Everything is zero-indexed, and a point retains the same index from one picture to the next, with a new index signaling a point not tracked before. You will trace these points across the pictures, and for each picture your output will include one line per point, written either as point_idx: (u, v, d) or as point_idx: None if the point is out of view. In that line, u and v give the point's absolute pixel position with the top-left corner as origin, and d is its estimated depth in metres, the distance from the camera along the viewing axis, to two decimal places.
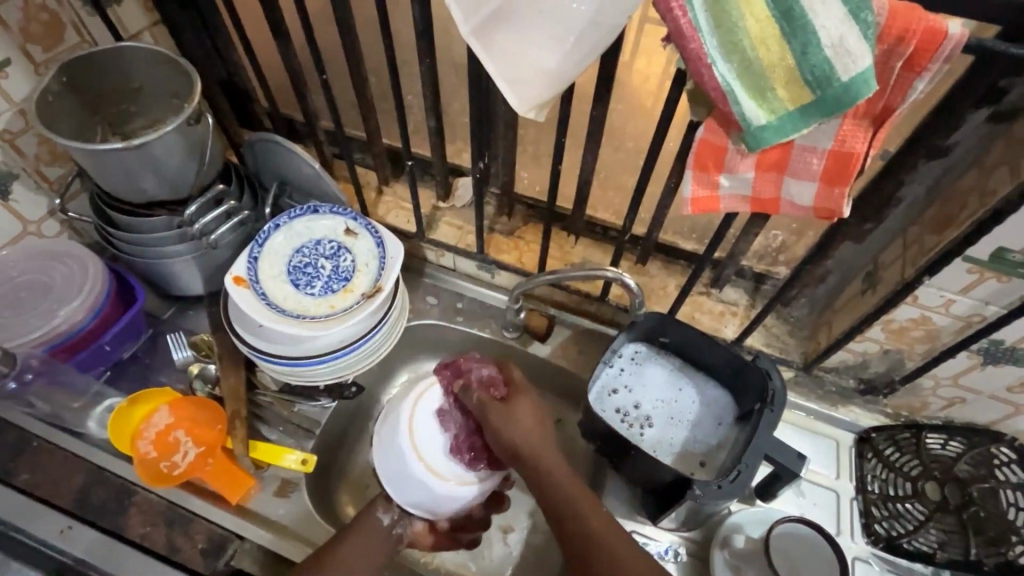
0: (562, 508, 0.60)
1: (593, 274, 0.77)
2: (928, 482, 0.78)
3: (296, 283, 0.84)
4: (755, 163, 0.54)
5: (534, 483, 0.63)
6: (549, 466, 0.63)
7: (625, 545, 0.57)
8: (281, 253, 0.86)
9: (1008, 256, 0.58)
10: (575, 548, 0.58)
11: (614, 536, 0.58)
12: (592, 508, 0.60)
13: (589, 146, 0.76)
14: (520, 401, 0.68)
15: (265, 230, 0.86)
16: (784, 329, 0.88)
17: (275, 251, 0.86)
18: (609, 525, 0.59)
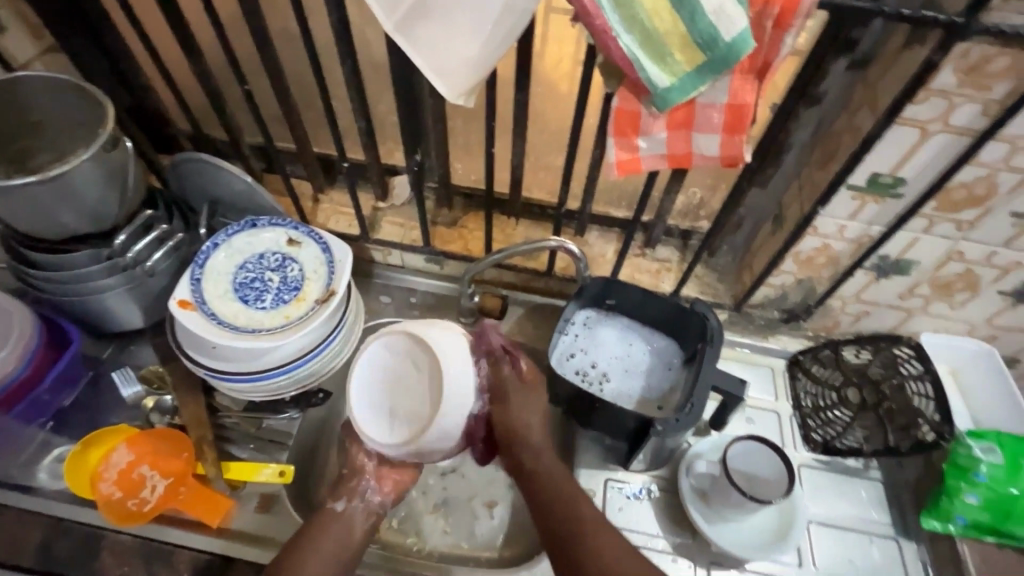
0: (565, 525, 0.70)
1: (540, 246, 0.81)
2: (849, 389, 0.89)
3: (245, 299, 0.83)
4: (665, 124, 0.61)
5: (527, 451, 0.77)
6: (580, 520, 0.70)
7: (339, 554, 0.70)
8: (225, 271, 0.85)
9: (881, 180, 0.68)
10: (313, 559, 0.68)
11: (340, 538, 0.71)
12: (331, 553, 0.69)
13: (517, 128, 0.81)
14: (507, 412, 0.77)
15: (203, 250, 0.85)
16: (714, 277, 0.97)
17: (218, 270, 0.85)
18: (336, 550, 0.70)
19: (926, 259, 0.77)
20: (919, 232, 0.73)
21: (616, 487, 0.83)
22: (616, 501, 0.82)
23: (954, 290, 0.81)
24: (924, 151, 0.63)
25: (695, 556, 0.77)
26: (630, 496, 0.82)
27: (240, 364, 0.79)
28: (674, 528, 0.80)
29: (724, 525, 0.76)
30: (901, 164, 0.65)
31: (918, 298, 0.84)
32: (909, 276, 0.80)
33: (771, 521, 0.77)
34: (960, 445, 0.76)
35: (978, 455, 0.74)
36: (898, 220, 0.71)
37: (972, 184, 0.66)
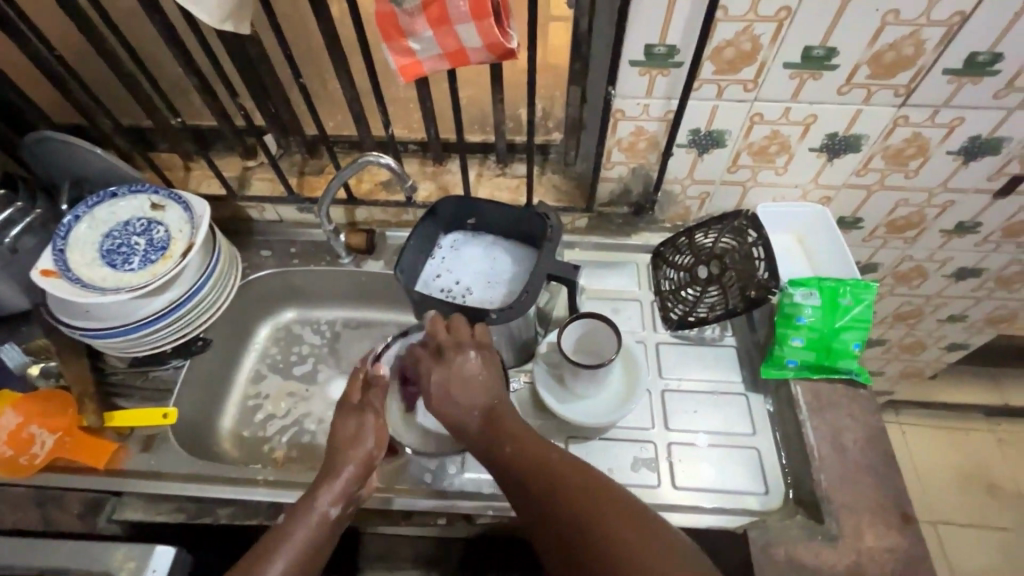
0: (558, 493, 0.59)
1: (361, 163, 0.84)
2: (700, 267, 0.94)
3: (112, 263, 0.88)
4: (426, 22, 0.64)
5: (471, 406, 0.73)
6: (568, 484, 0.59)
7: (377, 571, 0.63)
8: (91, 241, 0.89)
9: (656, 50, 0.71)
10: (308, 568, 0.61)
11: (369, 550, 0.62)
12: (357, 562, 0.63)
13: (337, 61, 0.85)
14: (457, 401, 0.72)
15: (65, 223, 0.89)
16: (570, 184, 1.02)
17: (83, 241, 0.89)
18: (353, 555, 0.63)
19: (733, 127, 0.81)
20: (714, 99, 0.77)
21: None
22: None
23: (771, 154, 0.85)
24: (678, 12, 0.67)
25: (554, 432, 0.83)
26: None
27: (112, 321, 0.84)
28: (533, 412, 0.85)
29: (575, 400, 0.82)
30: (666, 30, 0.69)
31: (745, 169, 0.88)
32: (727, 147, 0.85)
33: (619, 387, 0.84)
34: (785, 296, 0.82)
35: (799, 301, 0.80)
36: (686, 90, 0.75)
37: (736, 40, 0.70)
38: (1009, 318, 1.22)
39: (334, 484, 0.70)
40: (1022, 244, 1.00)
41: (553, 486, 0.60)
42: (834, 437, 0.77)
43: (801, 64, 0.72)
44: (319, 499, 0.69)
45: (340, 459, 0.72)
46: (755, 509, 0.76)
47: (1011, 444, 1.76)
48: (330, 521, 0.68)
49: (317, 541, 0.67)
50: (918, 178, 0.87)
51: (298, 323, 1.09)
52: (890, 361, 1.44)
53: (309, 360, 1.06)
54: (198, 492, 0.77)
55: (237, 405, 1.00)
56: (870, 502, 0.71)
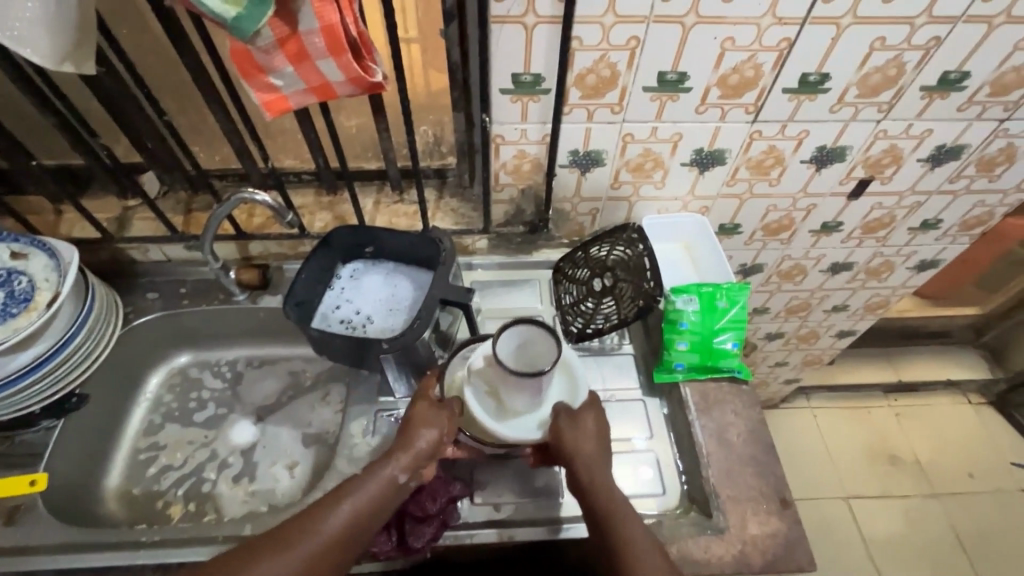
0: (605, 523, 0.67)
1: (234, 200, 0.82)
2: (596, 279, 0.98)
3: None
4: (283, 58, 0.63)
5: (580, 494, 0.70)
6: (626, 526, 0.66)
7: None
8: None
9: (522, 79, 0.74)
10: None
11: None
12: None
13: (208, 96, 0.82)
14: (585, 423, 0.73)
15: None
16: (469, 207, 1.04)
17: None
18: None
19: (608, 147, 0.86)
20: (585, 122, 0.81)
21: (386, 415, 0.89)
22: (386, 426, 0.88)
23: (648, 170, 0.90)
24: (536, 43, 0.70)
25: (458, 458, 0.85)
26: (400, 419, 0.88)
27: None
28: None
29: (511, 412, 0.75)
30: (529, 60, 0.72)
31: (626, 185, 0.93)
32: (606, 166, 0.89)
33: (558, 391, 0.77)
34: (668, 303, 0.87)
35: (680, 307, 0.85)
36: (556, 115, 0.78)
37: (595, 68, 0.74)
38: (884, 304, 1.35)
39: (408, 453, 0.69)
40: (881, 238, 1.11)
41: (599, 517, 0.67)
42: (719, 433, 0.81)
43: (658, 87, 0.77)
44: (391, 464, 0.68)
45: (417, 430, 0.71)
46: (653, 512, 0.79)
47: (908, 417, 1.92)
48: (391, 492, 0.67)
49: (377, 509, 0.65)
50: (782, 185, 0.95)
51: (196, 366, 1.04)
52: (791, 351, 1.54)
53: (210, 405, 1.01)
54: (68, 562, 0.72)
55: (125, 460, 0.93)
56: (753, 492, 0.76)
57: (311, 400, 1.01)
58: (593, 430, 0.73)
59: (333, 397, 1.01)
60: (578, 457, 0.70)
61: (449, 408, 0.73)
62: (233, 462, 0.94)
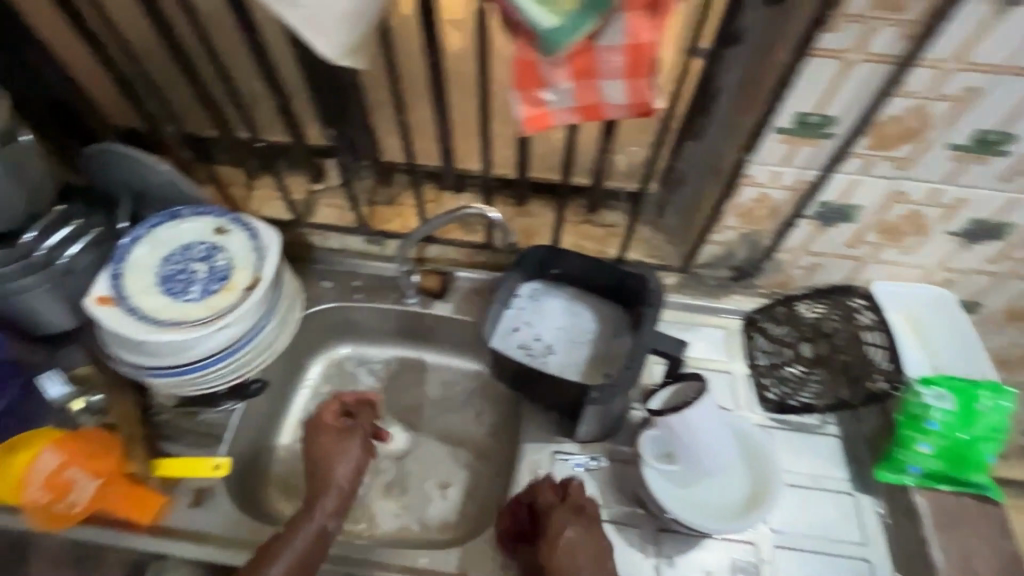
0: None
1: (456, 215, 0.80)
2: (804, 344, 0.87)
3: (171, 293, 0.79)
4: (568, 73, 0.57)
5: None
6: None
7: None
8: (150, 264, 0.82)
9: (809, 119, 0.64)
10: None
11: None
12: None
13: (437, 93, 0.77)
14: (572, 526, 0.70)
15: (123, 245, 0.82)
16: (663, 239, 0.94)
17: (141, 265, 0.81)
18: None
19: (869, 203, 0.73)
20: (855, 174, 0.70)
21: (562, 458, 0.81)
22: (562, 471, 0.80)
23: (901, 233, 0.78)
24: (848, 82, 0.59)
25: (643, 526, 0.75)
26: (577, 466, 0.80)
27: (169, 359, 0.76)
28: (619, 497, 0.78)
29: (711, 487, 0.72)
30: (827, 99, 0.62)
31: (867, 245, 0.80)
32: (854, 222, 0.77)
33: (743, 480, 0.72)
34: (911, 394, 0.73)
35: (929, 402, 0.72)
36: (831, 163, 0.67)
37: (902, 117, 0.62)
38: None
39: (333, 495, 0.76)
40: None
41: None
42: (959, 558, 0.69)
43: (969, 147, 0.64)
44: (318, 512, 0.74)
45: (331, 466, 0.78)
46: None
47: None
48: (322, 533, 0.73)
49: (309, 558, 0.71)
50: None
51: (352, 360, 1.01)
52: None
53: None
54: (219, 556, 0.71)
55: (285, 448, 0.92)
56: None
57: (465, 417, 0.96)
58: (585, 549, 0.69)
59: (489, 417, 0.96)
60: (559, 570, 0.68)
61: (354, 439, 0.79)
62: (385, 470, 0.91)
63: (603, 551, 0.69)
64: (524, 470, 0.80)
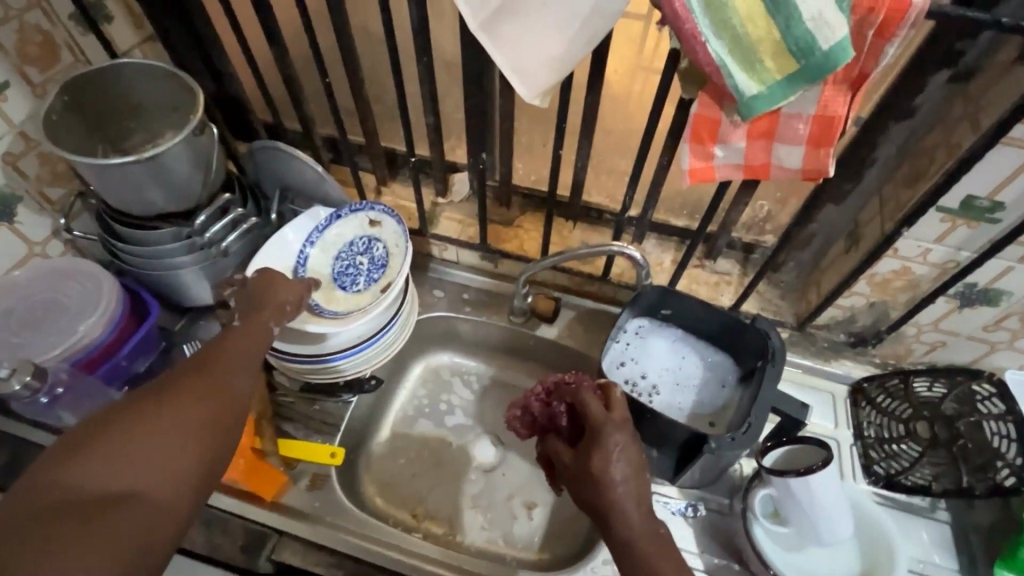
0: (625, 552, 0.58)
1: (603, 251, 0.81)
2: (919, 422, 0.84)
3: (344, 286, 0.87)
4: (746, 133, 0.58)
5: (618, 541, 0.58)
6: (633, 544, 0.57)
7: (147, 525, 0.47)
8: (324, 266, 0.88)
9: (976, 203, 0.63)
10: (191, 390, 0.56)
11: (179, 407, 0.54)
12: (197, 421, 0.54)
13: (585, 130, 0.80)
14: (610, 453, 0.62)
15: (300, 250, 0.87)
16: (776, 293, 0.94)
17: (316, 268, 0.87)
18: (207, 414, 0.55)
19: (1020, 292, 0.71)
20: (1014, 262, 0.67)
21: (661, 500, 0.82)
22: (660, 513, 0.81)
23: None
24: None
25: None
26: (676, 512, 0.81)
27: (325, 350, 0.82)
28: (716, 549, 0.79)
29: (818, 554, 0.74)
30: (1001, 185, 0.61)
31: (1005, 332, 0.77)
32: (998, 308, 0.74)
33: (852, 554, 0.74)
34: None
35: None
36: (991, 247, 0.66)
37: None
38: None
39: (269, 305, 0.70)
40: None
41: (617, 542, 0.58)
42: None
43: None
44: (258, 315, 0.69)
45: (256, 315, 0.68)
46: None
47: None
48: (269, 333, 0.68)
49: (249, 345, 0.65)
50: None
51: (449, 369, 1.05)
52: None
53: (459, 412, 1.01)
54: (332, 542, 0.74)
55: (384, 443, 0.97)
56: None
57: None
58: (629, 459, 0.61)
59: None
60: (603, 492, 0.60)
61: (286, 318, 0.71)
62: (474, 481, 0.94)
63: (645, 465, 0.62)
64: None
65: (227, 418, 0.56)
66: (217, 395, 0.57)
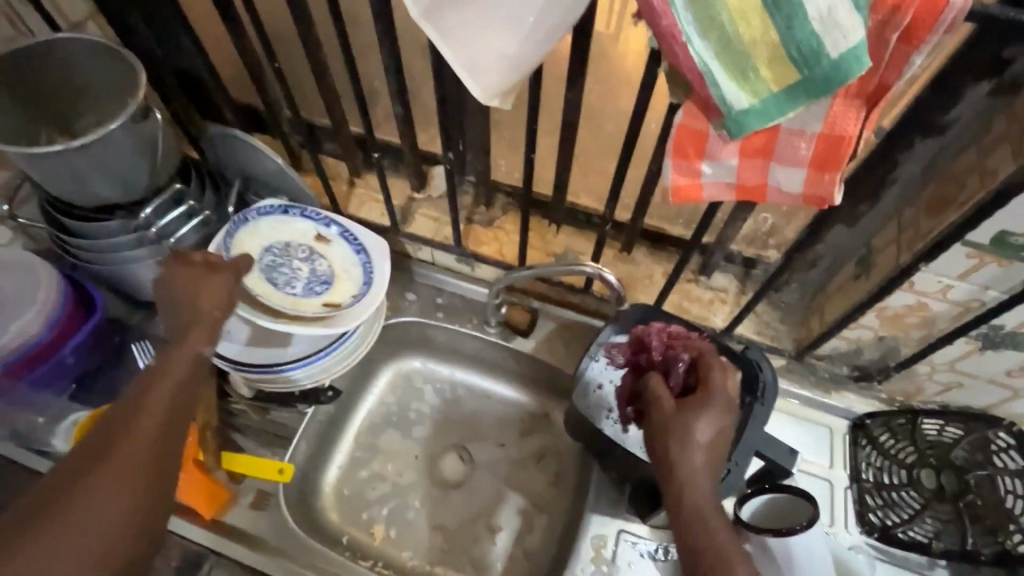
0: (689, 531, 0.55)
1: (571, 269, 0.75)
2: (924, 470, 0.76)
3: (273, 282, 0.77)
4: (739, 149, 0.50)
5: (675, 508, 0.56)
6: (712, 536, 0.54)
7: None
8: (252, 251, 0.78)
9: (1011, 240, 0.54)
10: (110, 480, 0.47)
11: (104, 497, 0.47)
12: (116, 521, 0.47)
13: (568, 130, 0.71)
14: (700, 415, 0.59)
15: (230, 221, 0.78)
16: (776, 316, 0.85)
17: (243, 247, 0.78)
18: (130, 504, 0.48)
19: None
20: None
21: (629, 540, 0.76)
22: (627, 556, 0.75)
23: None
24: None
25: None
26: (644, 554, 0.75)
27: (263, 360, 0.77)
28: None
29: None
30: None
31: None
32: None
33: None
34: None
35: None
36: None
37: None
38: None
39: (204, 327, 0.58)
40: None
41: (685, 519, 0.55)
42: None
43: None
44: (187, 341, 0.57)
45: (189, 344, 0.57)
46: None
47: None
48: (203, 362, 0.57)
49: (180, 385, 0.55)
50: None
51: (420, 375, 0.97)
52: None
53: (429, 423, 0.94)
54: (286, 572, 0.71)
55: (345, 453, 0.91)
56: None
57: (526, 461, 0.91)
58: (716, 427, 0.58)
59: (550, 466, 0.91)
60: (677, 459, 0.57)
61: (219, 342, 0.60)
62: (438, 499, 0.88)
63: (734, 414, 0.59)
64: (586, 544, 0.77)
65: (151, 495, 0.49)
66: (148, 471, 0.49)
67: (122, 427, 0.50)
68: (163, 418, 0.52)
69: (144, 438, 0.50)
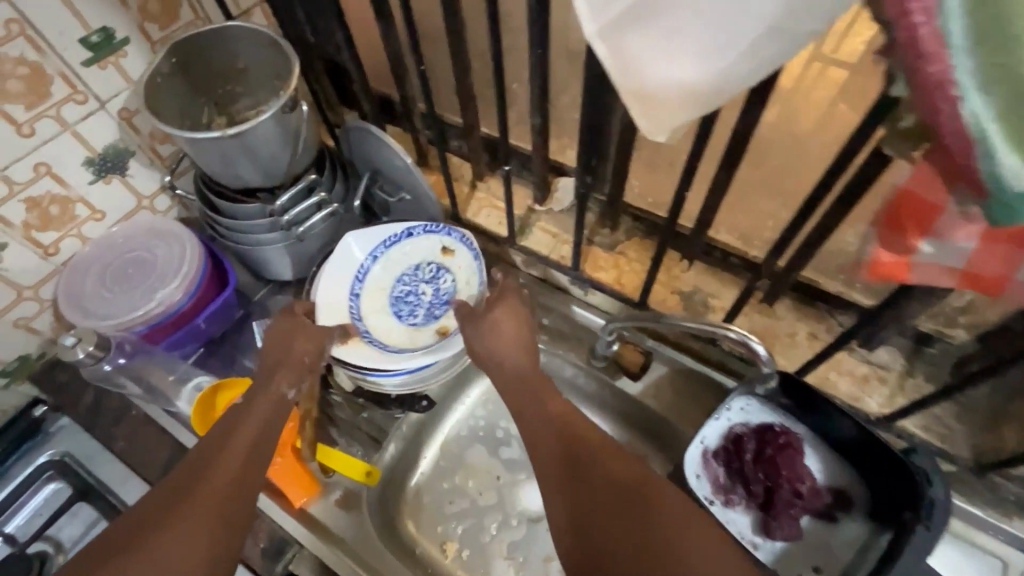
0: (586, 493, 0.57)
1: (709, 330, 0.64)
2: None
3: (400, 316, 0.81)
4: (981, 232, 0.38)
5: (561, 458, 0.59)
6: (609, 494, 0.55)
7: None
8: (383, 284, 0.82)
9: None
10: (191, 511, 0.55)
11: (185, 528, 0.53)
12: (199, 540, 0.53)
13: (728, 163, 0.61)
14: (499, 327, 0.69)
15: (363, 262, 0.81)
16: (949, 409, 0.70)
17: (376, 283, 0.82)
18: (212, 526, 0.55)
19: None
20: None
21: None
22: None
23: None
24: None
25: None
26: None
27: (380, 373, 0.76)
28: None
29: None
30: None
31: None
32: None
33: None
34: None
35: None
36: None
37: None
38: None
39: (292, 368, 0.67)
40: None
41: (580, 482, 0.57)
42: None
43: None
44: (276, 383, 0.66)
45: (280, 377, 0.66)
46: None
47: None
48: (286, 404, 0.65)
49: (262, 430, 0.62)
50: None
51: None
52: None
53: (515, 445, 0.90)
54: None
55: (429, 460, 0.89)
56: None
57: None
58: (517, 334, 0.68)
59: None
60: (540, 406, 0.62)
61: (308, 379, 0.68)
62: (516, 528, 0.84)
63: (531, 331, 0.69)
64: None
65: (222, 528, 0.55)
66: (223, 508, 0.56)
67: (202, 466, 0.58)
68: (241, 459, 0.59)
69: (226, 468, 0.58)
